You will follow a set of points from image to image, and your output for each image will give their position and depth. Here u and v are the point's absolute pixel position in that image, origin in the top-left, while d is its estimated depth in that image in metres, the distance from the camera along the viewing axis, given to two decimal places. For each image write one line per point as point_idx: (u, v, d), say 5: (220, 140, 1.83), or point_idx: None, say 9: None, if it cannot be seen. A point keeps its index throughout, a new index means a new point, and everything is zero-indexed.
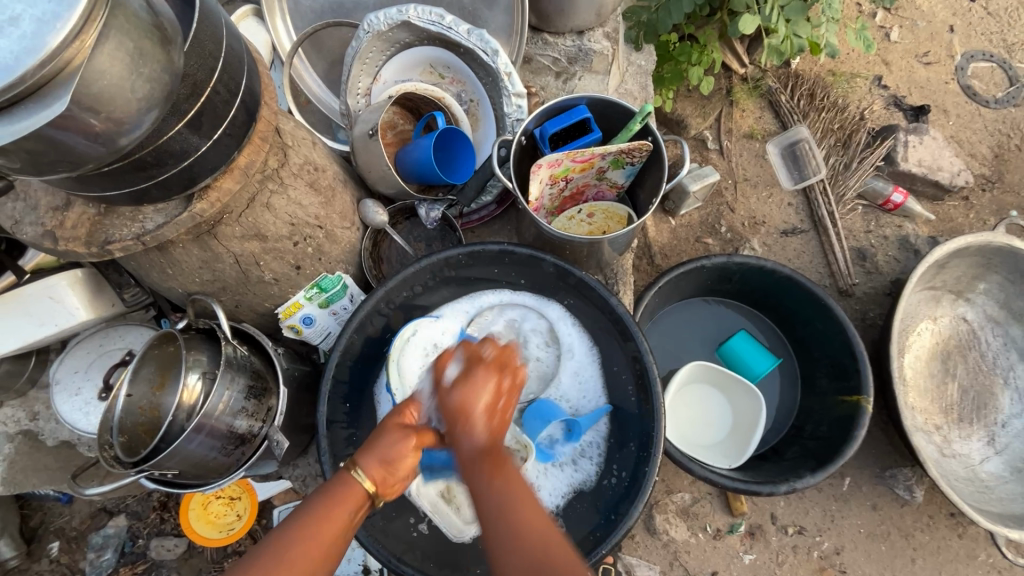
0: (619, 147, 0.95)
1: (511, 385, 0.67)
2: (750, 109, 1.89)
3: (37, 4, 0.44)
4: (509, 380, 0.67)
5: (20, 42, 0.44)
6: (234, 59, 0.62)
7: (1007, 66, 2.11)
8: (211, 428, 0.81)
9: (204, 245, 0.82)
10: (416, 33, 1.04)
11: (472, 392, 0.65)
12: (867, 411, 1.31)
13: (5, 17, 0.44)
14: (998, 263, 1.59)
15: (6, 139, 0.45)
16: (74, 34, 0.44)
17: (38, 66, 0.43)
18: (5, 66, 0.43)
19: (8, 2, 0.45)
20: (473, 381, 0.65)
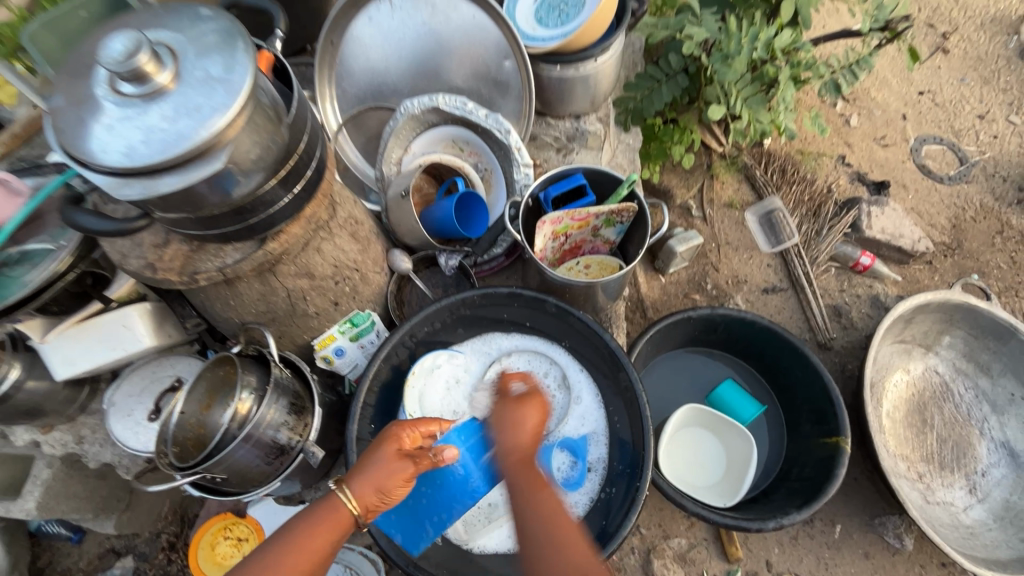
0: (609, 208, 1.14)
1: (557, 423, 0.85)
2: (729, 182, 2.13)
3: (213, 97, 0.62)
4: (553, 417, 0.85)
5: (200, 121, 0.61)
6: (315, 133, 0.81)
7: (956, 149, 2.38)
8: (257, 439, 0.94)
9: (265, 281, 0.98)
10: (443, 115, 1.27)
11: (512, 423, 0.81)
12: (845, 451, 1.41)
13: (189, 105, 0.61)
14: (960, 319, 1.75)
15: (176, 185, 0.62)
16: (236, 116, 0.62)
17: (212, 136, 0.61)
18: (188, 135, 0.60)
19: (191, 93, 0.62)
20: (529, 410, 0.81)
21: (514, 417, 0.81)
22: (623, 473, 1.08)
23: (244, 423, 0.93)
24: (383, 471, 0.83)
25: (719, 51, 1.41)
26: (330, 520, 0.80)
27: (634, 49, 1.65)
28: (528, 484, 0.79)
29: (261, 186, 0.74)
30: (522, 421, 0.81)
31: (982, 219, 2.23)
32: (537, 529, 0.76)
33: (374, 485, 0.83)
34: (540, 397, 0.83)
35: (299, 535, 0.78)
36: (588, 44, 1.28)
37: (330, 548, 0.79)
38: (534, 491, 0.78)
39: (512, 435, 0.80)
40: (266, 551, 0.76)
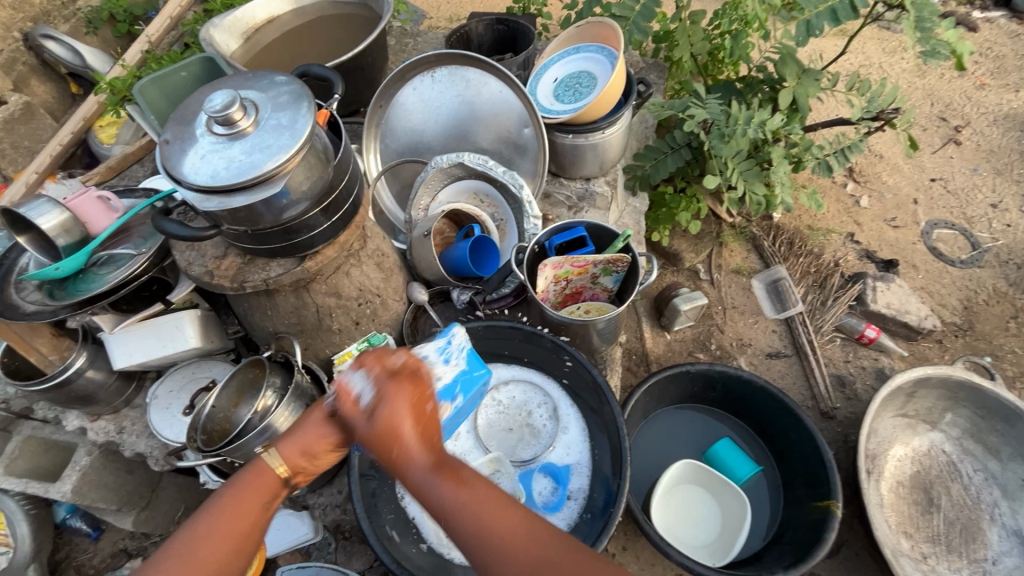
0: (605, 257, 1.27)
1: (423, 392, 0.77)
2: (737, 250, 2.25)
3: (281, 139, 0.80)
4: (420, 390, 0.77)
5: (269, 156, 0.79)
6: (353, 175, 1.00)
7: (968, 234, 2.44)
8: (272, 432, 1.08)
9: (299, 295, 1.15)
10: (467, 170, 1.46)
11: (383, 428, 0.74)
12: (836, 515, 1.42)
13: (262, 145, 0.80)
14: (964, 397, 1.76)
15: (244, 202, 0.80)
16: (295, 154, 0.80)
17: (274, 168, 0.78)
18: (258, 165, 0.78)
19: (265, 136, 0.81)
20: (392, 415, 0.74)
21: (383, 418, 0.74)
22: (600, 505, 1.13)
23: (264, 416, 1.06)
24: (312, 434, 0.82)
25: (717, 130, 1.58)
26: (264, 483, 0.79)
27: (645, 125, 1.85)
28: (438, 477, 0.73)
29: (308, 214, 0.92)
30: (398, 419, 0.74)
31: (995, 303, 2.25)
32: (464, 513, 0.72)
33: (300, 447, 0.82)
34: (394, 388, 0.75)
35: (228, 505, 0.76)
36: (597, 118, 1.47)
37: (262, 512, 0.79)
38: (445, 482, 0.73)
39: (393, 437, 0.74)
40: (200, 521, 0.75)
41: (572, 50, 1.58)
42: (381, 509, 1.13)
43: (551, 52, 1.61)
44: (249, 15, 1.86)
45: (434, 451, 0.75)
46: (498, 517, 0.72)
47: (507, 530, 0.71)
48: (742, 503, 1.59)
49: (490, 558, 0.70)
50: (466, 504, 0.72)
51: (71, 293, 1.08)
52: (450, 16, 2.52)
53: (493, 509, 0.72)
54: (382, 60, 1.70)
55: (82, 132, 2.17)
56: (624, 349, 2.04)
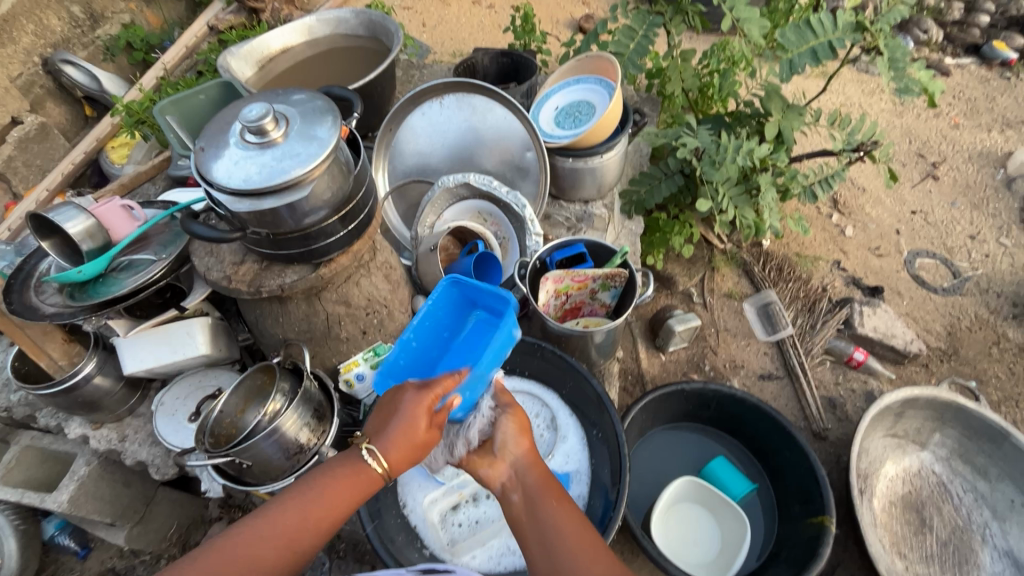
0: (603, 272, 1.34)
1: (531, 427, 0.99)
2: (729, 275, 2.32)
3: (309, 147, 0.87)
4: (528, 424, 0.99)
5: (297, 164, 0.85)
6: (370, 187, 1.07)
7: (949, 263, 2.54)
8: (281, 434, 1.10)
9: (310, 302, 1.19)
10: (472, 190, 1.54)
11: (516, 431, 0.96)
12: (830, 530, 1.44)
13: (291, 151, 0.86)
14: (951, 418, 1.81)
15: (272, 204, 0.85)
16: (322, 161, 0.86)
17: (301, 174, 0.84)
18: (288, 170, 0.84)
19: (295, 144, 0.87)
20: (509, 427, 0.96)
21: (519, 426, 0.97)
22: (598, 515, 1.15)
23: (274, 418, 1.08)
24: (408, 427, 0.89)
25: (709, 158, 1.67)
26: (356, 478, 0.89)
27: (640, 154, 1.95)
28: (547, 484, 0.92)
29: (326, 220, 0.97)
30: (515, 438, 0.96)
31: (977, 329, 2.33)
32: (552, 528, 0.87)
33: (399, 440, 0.88)
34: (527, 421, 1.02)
35: (325, 491, 0.86)
36: (594, 143, 1.56)
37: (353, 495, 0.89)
38: (546, 499, 0.90)
39: (516, 447, 0.95)
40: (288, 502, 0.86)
41: (573, 81, 1.68)
42: (385, 514, 1.16)
43: (553, 82, 1.71)
44: (265, 44, 1.96)
45: (544, 472, 0.94)
46: (581, 549, 0.85)
47: (584, 550, 0.85)
48: (742, 521, 1.60)
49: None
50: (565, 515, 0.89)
51: (90, 295, 1.11)
52: (454, 51, 2.66)
53: (585, 527, 0.89)
54: (391, 89, 1.81)
55: (94, 151, 2.23)
56: (620, 369, 2.07)
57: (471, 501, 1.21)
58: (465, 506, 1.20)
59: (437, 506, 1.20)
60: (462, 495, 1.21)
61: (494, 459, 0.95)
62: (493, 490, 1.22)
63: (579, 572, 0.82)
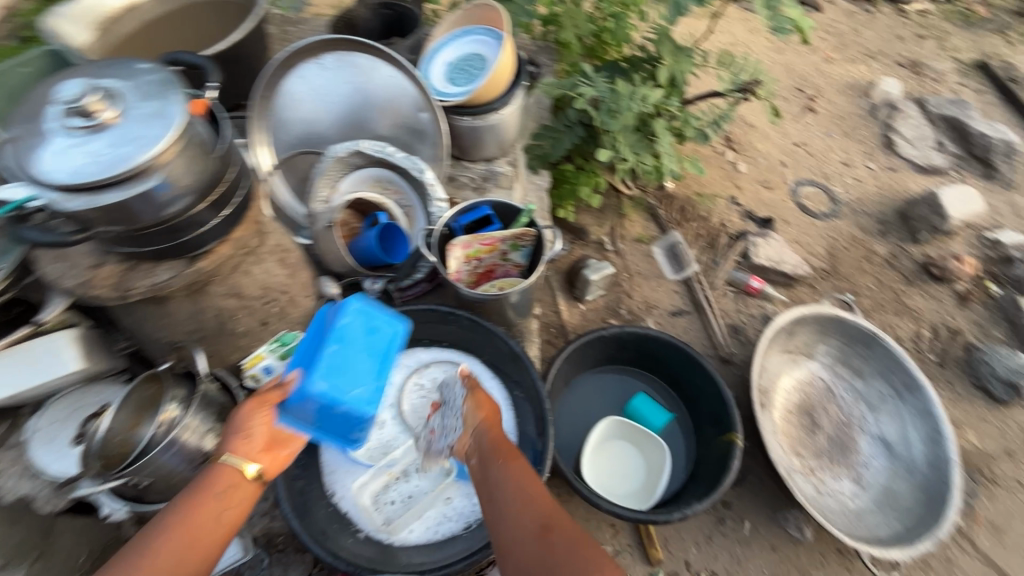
0: (511, 233, 1.32)
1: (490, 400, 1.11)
2: (637, 220, 2.40)
3: (154, 130, 0.76)
4: (487, 398, 1.11)
5: (141, 150, 0.74)
6: (243, 166, 0.97)
7: (827, 190, 2.79)
8: (182, 445, 1.03)
9: (195, 300, 1.07)
10: (367, 158, 1.45)
11: (473, 407, 1.09)
12: (738, 445, 1.60)
13: (132, 135, 0.75)
14: (832, 329, 2.04)
15: (116, 200, 0.74)
16: (171, 144, 0.76)
17: (148, 161, 0.74)
18: (130, 158, 0.73)
19: (136, 128, 0.76)
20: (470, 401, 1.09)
21: (477, 402, 1.09)
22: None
23: (177, 428, 1.02)
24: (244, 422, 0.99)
25: (606, 106, 1.67)
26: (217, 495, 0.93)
27: (540, 106, 1.92)
28: (499, 445, 1.02)
29: (192, 208, 0.86)
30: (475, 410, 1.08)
31: (852, 248, 2.60)
32: (500, 479, 0.97)
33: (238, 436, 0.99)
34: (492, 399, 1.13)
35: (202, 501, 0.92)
36: (490, 99, 1.51)
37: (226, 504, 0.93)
38: (498, 458, 1.01)
39: (473, 417, 1.07)
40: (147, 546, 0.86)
41: (461, 33, 1.60)
42: (312, 506, 1.13)
43: (441, 35, 1.62)
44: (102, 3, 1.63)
45: (497, 436, 1.05)
46: (525, 492, 0.95)
47: (526, 495, 0.95)
48: (663, 447, 1.75)
49: (510, 519, 0.92)
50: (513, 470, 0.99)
51: None
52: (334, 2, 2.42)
53: (530, 481, 0.98)
54: (263, 49, 1.62)
55: None
56: (542, 323, 2.11)
57: (401, 478, 1.20)
58: (397, 484, 1.19)
59: (367, 489, 1.18)
60: (392, 474, 1.20)
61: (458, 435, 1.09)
62: (423, 464, 1.22)
63: (518, 512, 0.92)
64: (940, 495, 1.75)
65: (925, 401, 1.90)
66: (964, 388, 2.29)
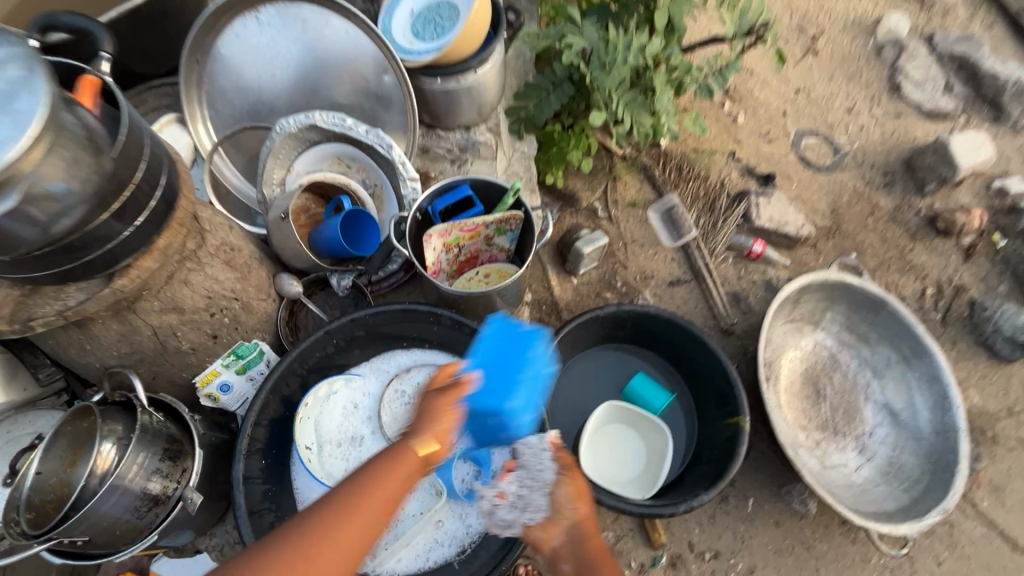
0: (496, 217, 1.16)
1: (584, 487, 1.01)
2: (631, 182, 2.22)
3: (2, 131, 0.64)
4: (582, 486, 1.00)
5: None
6: (155, 161, 0.81)
7: (830, 141, 2.61)
8: (125, 490, 0.86)
9: (124, 319, 0.90)
10: (323, 133, 1.25)
11: (573, 499, 0.98)
12: (745, 430, 1.50)
13: None
14: (839, 295, 1.92)
15: None
16: (24, 149, 0.63)
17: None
18: None
19: None
20: (567, 491, 0.98)
21: (579, 494, 0.98)
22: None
23: (109, 473, 0.85)
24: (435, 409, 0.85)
25: (597, 60, 1.46)
26: (389, 481, 0.79)
27: (523, 60, 1.69)
28: (600, 558, 0.95)
29: (88, 220, 0.74)
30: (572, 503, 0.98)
31: (855, 203, 2.46)
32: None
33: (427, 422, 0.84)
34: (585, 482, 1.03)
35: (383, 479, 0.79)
36: (465, 57, 1.29)
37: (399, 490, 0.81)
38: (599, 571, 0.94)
39: (573, 512, 0.97)
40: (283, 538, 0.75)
41: None
42: None
43: None
44: None
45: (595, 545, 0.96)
46: None
47: None
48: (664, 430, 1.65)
49: None
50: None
51: None
52: None
53: None
54: None
55: None
56: (533, 301, 1.98)
57: None
58: None
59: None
60: None
61: (549, 525, 0.98)
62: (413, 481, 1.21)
63: None
64: (948, 463, 1.71)
65: (935, 367, 1.82)
66: (968, 347, 2.22)
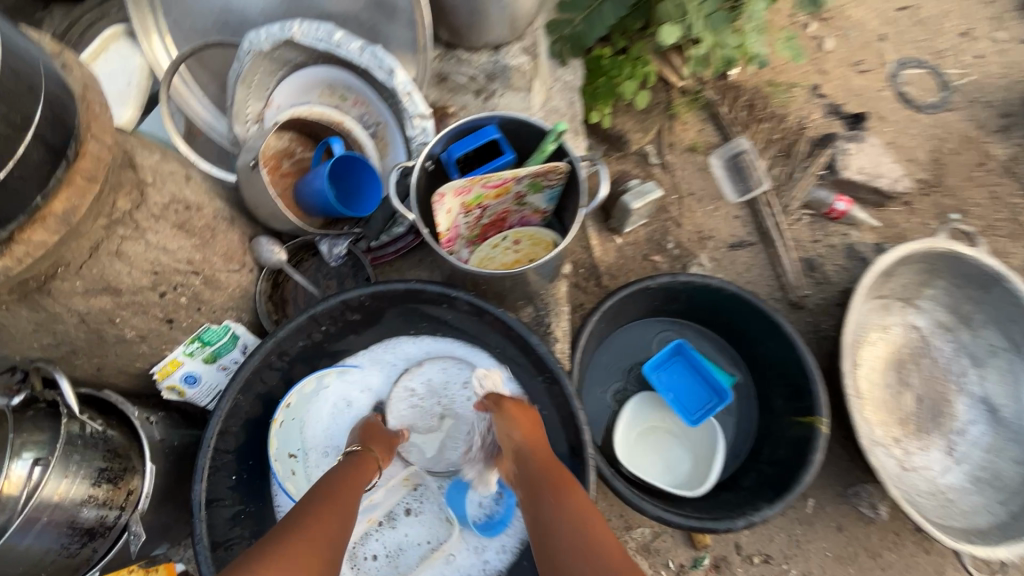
0: (531, 170, 0.87)
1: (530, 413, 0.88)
2: (691, 122, 1.86)
3: None
4: (527, 412, 0.88)
5: None
6: (20, 87, 0.55)
7: (937, 73, 2.13)
8: (51, 519, 0.75)
9: (34, 305, 0.69)
10: (306, 51, 0.96)
11: (505, 424, 0.87)
12: (822, 433, 1.24)
13: None
14: (942, 269, 1.57)
15: None
16: None
17: None
18: None
19: None
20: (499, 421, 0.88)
21: (513, 420, 0.87)
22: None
23: (31, 494, 0.73)
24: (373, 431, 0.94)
25: None
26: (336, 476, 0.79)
27: None
28: (545, 478, 0.77)
29: None
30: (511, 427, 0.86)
31: (963, 151, 2.02)
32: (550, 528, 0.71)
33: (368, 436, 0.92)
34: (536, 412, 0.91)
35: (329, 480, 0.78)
36: None
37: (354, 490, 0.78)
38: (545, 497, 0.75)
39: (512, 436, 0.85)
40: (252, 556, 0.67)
41: None
42: None
43: None
44: None
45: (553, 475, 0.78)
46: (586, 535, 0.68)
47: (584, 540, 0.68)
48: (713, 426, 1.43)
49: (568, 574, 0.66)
50: (562, 510, 0.72)
51: None
52: None
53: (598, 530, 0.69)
54: None
55: None
56: (569, 263, 1.70)
57: (386, 523, 1.02)
58: (378, 531, 1.02)
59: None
60: (373, 518, 1.02)
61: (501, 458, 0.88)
62: (412, 504, 1.04)
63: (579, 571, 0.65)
64: None
65: None
66: None
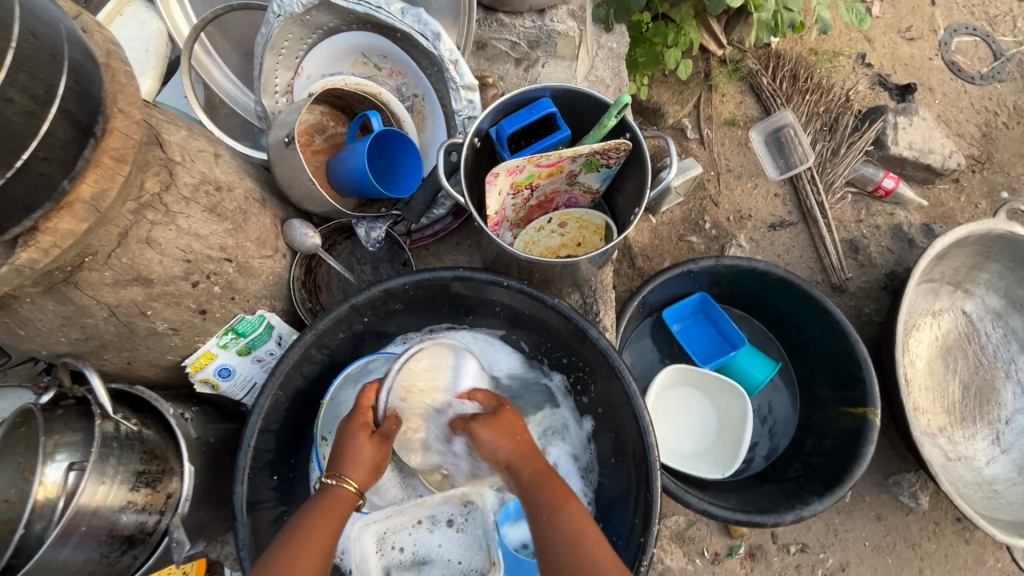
0: (591, 147, 0.80)
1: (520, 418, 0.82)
2: (730, 94, 1.76)
3: None
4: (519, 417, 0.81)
5: None
6: (44, 55, 0.49)
7: (990, 40, 1.99)
8: (89, 528, 0.70)
9: (61, 298, 0.64)
10: (340, 15, 0.87)
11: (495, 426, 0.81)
12: (874, 424, 1.20)
13: None
14: (998, 251, 1.49)
15: None
16: None
17: None
18: None
19: None
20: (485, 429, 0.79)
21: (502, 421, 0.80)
22: (615, 536, 0.85)
23: (68, 501, 0.68)
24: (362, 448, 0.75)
25: None
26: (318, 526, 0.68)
27: None
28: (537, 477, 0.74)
29: None
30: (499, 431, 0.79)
31: (1016, 125, 1.90)
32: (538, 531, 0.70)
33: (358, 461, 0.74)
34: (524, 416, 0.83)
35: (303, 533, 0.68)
36: None
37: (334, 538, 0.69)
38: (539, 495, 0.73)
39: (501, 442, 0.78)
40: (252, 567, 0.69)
41: None
42: None
43: None
44: None
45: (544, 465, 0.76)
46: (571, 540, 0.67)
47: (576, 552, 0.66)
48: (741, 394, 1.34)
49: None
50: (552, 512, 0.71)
51: None
52: None
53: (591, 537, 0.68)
54: None
55: None
56: None
57: (425, 523, 0.88)
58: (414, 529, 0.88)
59: (373, 526, 0.87)
60: (415, 514, 0.88)
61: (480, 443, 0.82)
62: (458, 517, 0.89)
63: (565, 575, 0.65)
64: None
65: None
66: None
